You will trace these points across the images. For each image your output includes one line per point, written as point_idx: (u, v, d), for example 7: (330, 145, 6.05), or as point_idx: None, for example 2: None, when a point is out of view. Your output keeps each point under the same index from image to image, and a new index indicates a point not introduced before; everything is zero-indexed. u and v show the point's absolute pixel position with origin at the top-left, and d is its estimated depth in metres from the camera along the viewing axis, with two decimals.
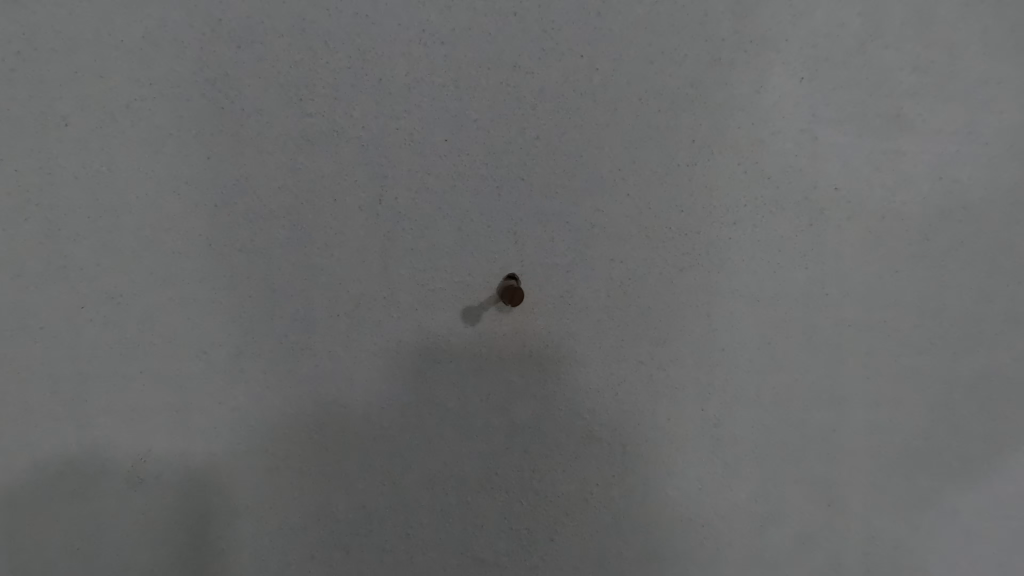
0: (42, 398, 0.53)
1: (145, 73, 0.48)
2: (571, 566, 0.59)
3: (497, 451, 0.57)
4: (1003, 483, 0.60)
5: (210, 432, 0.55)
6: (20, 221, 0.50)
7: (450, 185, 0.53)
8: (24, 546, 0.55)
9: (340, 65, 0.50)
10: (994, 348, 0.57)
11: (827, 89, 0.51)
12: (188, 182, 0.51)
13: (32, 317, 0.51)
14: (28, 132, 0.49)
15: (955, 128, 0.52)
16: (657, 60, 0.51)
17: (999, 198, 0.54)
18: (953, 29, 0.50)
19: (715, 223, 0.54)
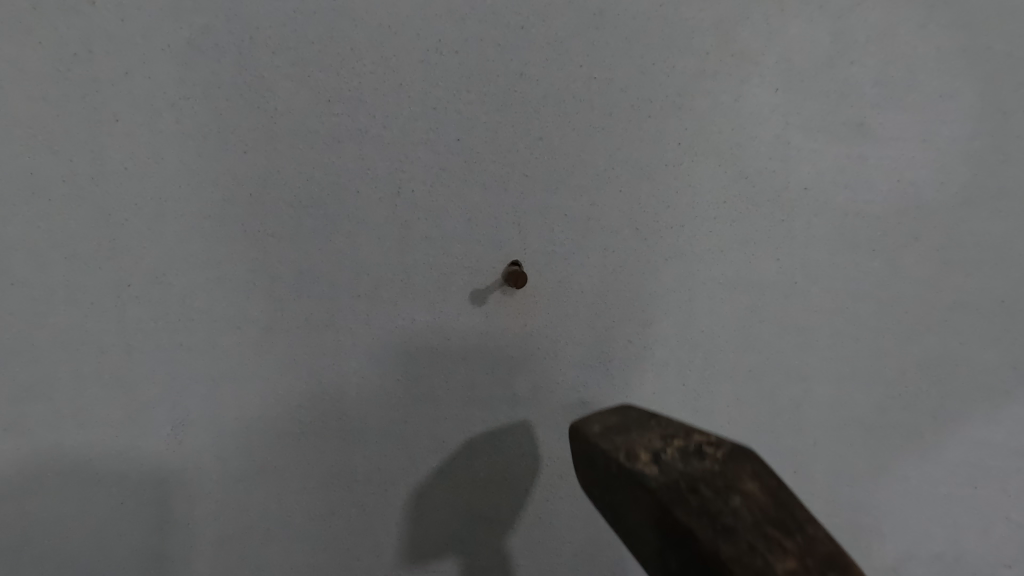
0: (90, 369, 0.60)
1: (190, 76, 0.54)
2: (564, 519, 0.69)
3: (499, 421, 0.65)
4: (958, 457, 0.65)
5: (243, 398, 0.62)
6: (74, 207, 0.56)
7: (461, 180, 0.59)
8: (75, 500, 0.62)
9: (365, 70, 0.56)
10: (949, 334, 0.63)
11: (798, 99, 0.59)
12: (227, 173, 0.57)
13: (83, 293, 0.58)
14: (82, 127, 0.55)
15: (912, 137, 0.60)
16: (649, 71, 0.57)
17: (952, 199, 0.61)
18: (910, 48, 0.57)
19: (698, 218, 0.61)
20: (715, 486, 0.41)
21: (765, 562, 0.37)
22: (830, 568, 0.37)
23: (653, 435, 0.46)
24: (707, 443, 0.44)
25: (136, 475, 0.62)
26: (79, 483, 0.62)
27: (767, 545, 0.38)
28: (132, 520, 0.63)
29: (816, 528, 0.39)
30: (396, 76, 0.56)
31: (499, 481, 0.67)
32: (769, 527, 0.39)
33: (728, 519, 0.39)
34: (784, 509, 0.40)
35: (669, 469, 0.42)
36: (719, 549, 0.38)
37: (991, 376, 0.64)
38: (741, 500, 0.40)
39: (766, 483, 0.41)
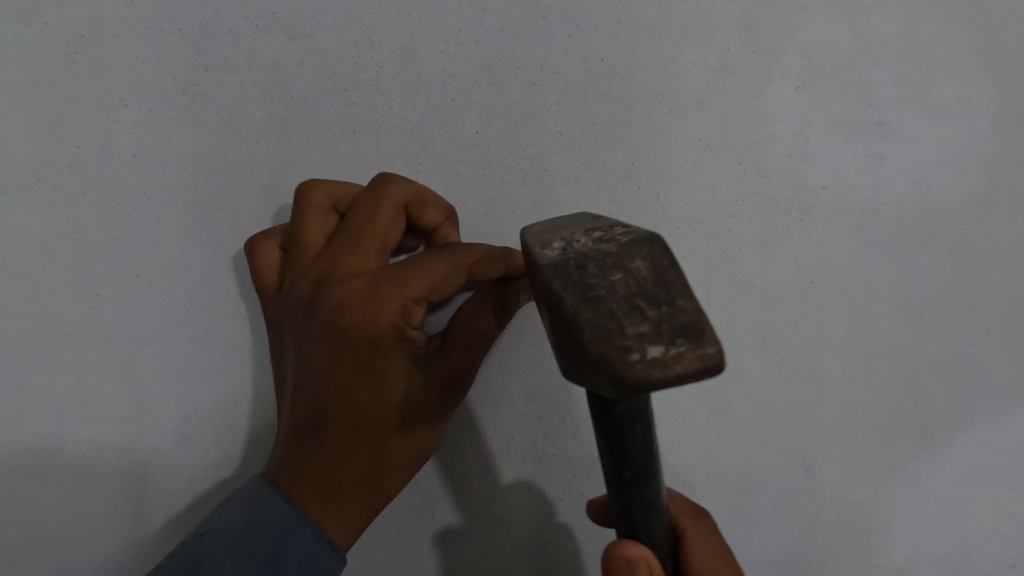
0: (93, 360, 0.61)
1: (202, 60, 0.56)
2: (580, 525, 0.65)
3: (514, 418, 0.64)
4: (968, 458, 0.65)
5: (253, 393, 0.61)
6: (80, 193, 0.59)
7: (479, 173, 0.59)
8: (73, 495, 0.63)
9: (383, 59, 0.57)
10: (962, 336, 0.62)
11: (818, 98, 0.58)
12: (240, 163, 0.58)
13: (88, 285, 0.60)
14: (91, 110, 0.57)
15: (930, 137, 0.58)
16: (670, 66, 0.57)
17: (966, 200, 0.59)
18: (930, 48, 0.57)
19: (715, 215, 0.60)
20: (599, 262, 0.30)
21: (617, 323, 0.27)
22: (684, 331, 0.27)
23: (582, 230, 0.34)
24: (624, 229, 0.33)
25: (135, 473, 0.63)
26: (77, 482, 0.63)
27: (626, 309, 0.28)
28: (127, 519, 0.63)
29: (691, 300, 0.28)
30: (414, 66, 0.57)
31: (512, 481, 0.65)
32: (636, 293, 0.28)
33: (598, 288, 0.29)
34: (669, 284, 0.29)
35: (568, 250, 0.32)
36: (571, 313, 0.28)
37: (1005, 378, 0.62)
38: (622, 274, 0.29)
39: (662, 264, 0.29)
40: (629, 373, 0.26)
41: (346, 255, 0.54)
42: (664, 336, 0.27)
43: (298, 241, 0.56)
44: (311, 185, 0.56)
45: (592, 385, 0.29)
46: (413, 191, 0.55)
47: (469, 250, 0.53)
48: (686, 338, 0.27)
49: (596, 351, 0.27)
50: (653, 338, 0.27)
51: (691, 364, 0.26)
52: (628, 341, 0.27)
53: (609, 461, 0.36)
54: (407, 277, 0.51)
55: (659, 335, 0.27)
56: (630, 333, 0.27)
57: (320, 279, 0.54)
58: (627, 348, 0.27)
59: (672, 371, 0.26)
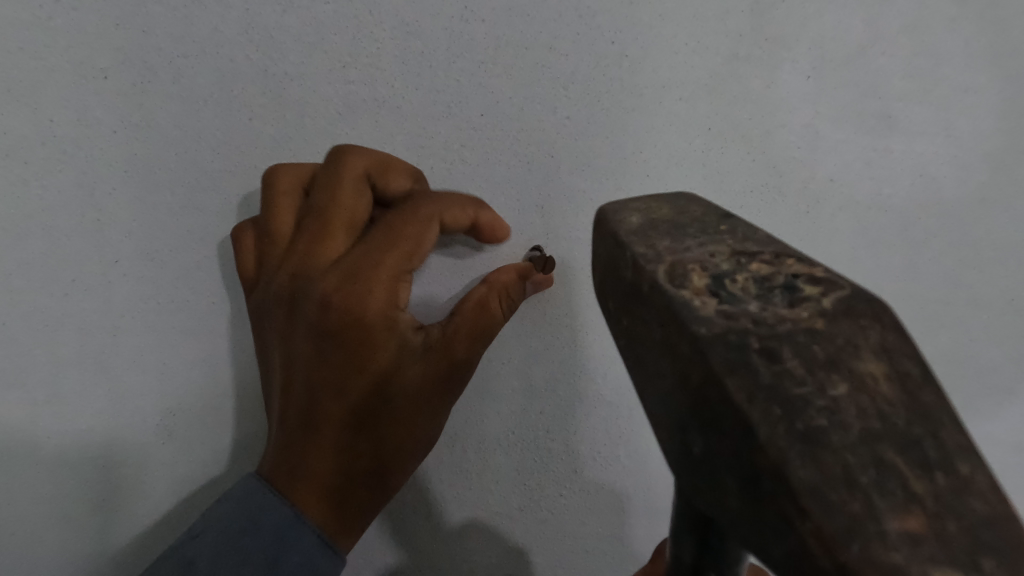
0: (70, 351, 0.60)
1: (189, 31, 0.53)
2: (581, 517, 0.67)
3: (515, 413, 0.63)
4: None
5: (248, 377, 0.62)
6: (56, 171, 0.56)
7: (483, 158, 0.57)
8: (52, 493, 0.63)
9: (383, 35, 0.54)
10: (960, 330, 0.61)
11: (830, 88, 0.55)
12: (231, 142, 0.56)
13: (64, 272, 0.58)
14: (66, 83, 0.54)
15: (938, 131, 0.56)
16: (681, 51, 0.55)
17: (970, 194, 0.57)
18: (941, 39, 0.53)
19: (723, 206, 0.59)
20: (808, 361, 0.25)
21: (865, 503, 0.23)
22: (981, 537, 0.22)
23: (722, 249, 0.30)
24: (806, 283, 0.28)
25: (118, 467, 0.63)
26: (55, 480, 0.62)
27: (877, 473, 0.23)
28: (112, 512, 0.64)
29: (976, 468, 0.23)
30: (416, 43, 0.54)
31: (512, 476, 0.65)
32: (884, 446, 0.23)
33: (820, 419, 0.24)
34: (917, 418, 0.24)
35: (737, 316, 0.27)
36: (788, 466, 0.23)
37: (1000, 372, 0.62)
38: (849, 390, 0.25)
39: (887, 361, 0.25)
40: None
41: (318, 243, 0.55)
42: (954, 547, 0.22)
43: (274, 230, 0.57)
44: (277, 168, 0.56)
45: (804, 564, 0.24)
46: (371, 158, 0.54)
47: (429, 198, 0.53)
48: (987, 551, 0.22)
49: (841, 557, 0.22)
50: (930, 542, 0.22)
51: None
52: (895, 556, 0.22)
53: (695, 513, 0.34)
54: (378, 261, 0.52)
55: (946, 544, 0.22)
56: (895, 533, 0.22)
57: (299, 271, 0.55)
58: (898, 569, 0.21)
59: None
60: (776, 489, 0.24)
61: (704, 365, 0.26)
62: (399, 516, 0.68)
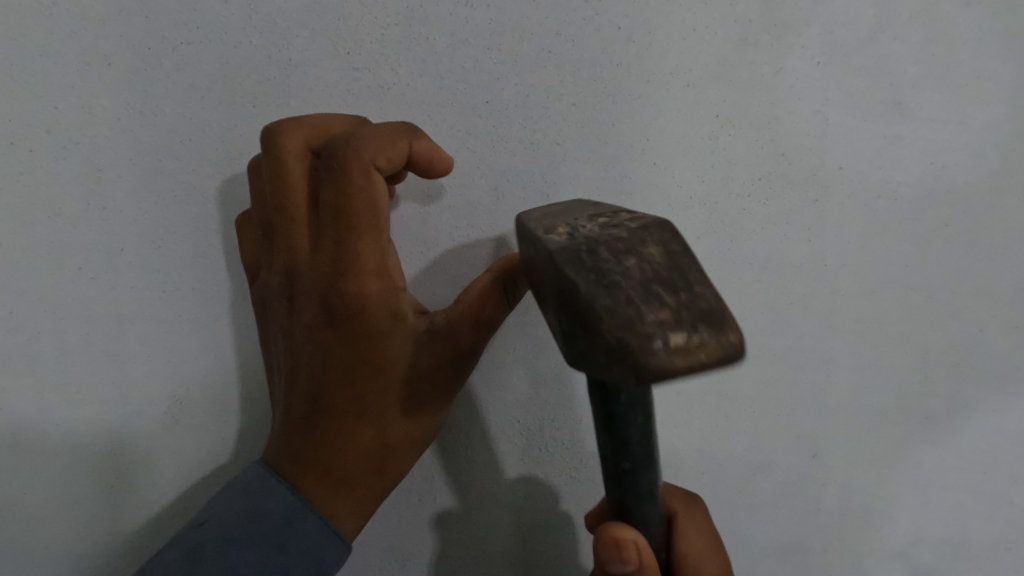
0: (77, 337, 0.60)
1: (193, 18, 0.53)
2: (583, 509, 0.66)
3: (520, 401, 0.63)
4: (970, 442, 0.64)
5: (253, 365, 0.62)
6: (60, 158, 0.56)
7: (488, 146, 0.57)
8: (58, 479, 0.63)
9: (387, 21, 0.53)
10: (970, 321, 0.60)
11: (840, 75, 0.54)
12: (235, 129, 0.56)
13: (70, 259, 0.58)
14: (70, 69, 0.54)
15: (948, 118, 0.55)
16: (688, 37, 0.54)
17: (981, 183, 0.56)
18: (952, 25, 0.53)
19: (729, 194, 0.58)
20: (613, 249, 0.32)
21: (636, 310, 0.28)
22: (705, 317, 0.27)
23: (583, 215, 0.37)
24: (629, 217, 0.35)
25: (124, 454, 0.63)
26: (61, 466, 0.63)
27: (644, 296, 0.29)
28: (118, 498, 0.64)
29: (707, 286, 0.29)
30: (420, 29, 0.54)
31: (515, 464, 0.65)
32: (656, 285, 0.29)
33: (615, 276, 0.30)
34: (681, 272, 0.30)
35: (576, 236, 0.34)
36: (594, 302, 0.29)
37: (1011, 364, 0.61)
38: (637, 261, 0.31)
39: (673, 248, 0.31)
40: (654, 362, 0.27)
41: (295, 237, 0.52)
42: (685, 322, 0.27)
43: (266, 227, 0.55)
44: (259, 164, 0.54)
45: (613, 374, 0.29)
46: (306, 127, 0.51)
47: (355, 153, 0.48)
48: (705, 323, 0.27)
49: (618, 339, 0.28)
50: (674, 325, 0.27)
51: (714, 351, 0.27)
52: (649, 328, 0.27)
53: (609, 454, 0.39)
54: (361, 252, 0.49)
55: (680, 321, 0.27)
56: (651, 321, 0.27)
57: (290, 267, 0.53)
58: (650, 335, 0.27)
59: (697, 358, 0.27)
60: (590, 325, 0.30)
61: (552, 264, 0.32)
62: (403, 505, 0.68)
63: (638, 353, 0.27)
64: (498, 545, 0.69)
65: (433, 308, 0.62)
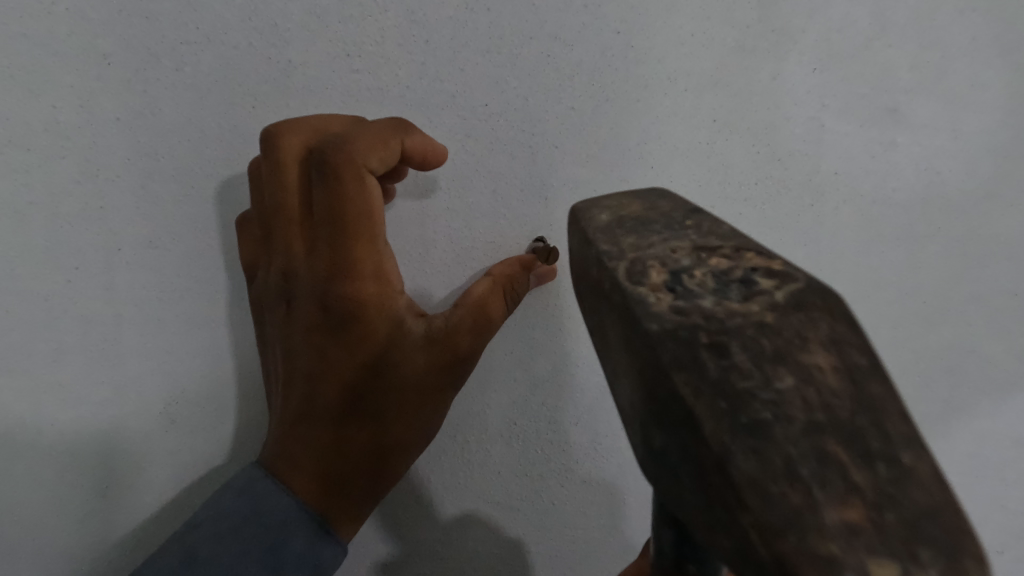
0: (73, 338, 0.60)
1: (193, 18, 0.53)
2: (580, 508, 0.67)
3: (518, 404, 0.63)
4: (962, 447, 0.65)
5: (251, 365, 0.62)
6: (58, 158, 0.56)
7: (487, 149, 0.57)
8: (53, 480, 0.63)
9: (387, 23, 0.54)
10: (963, 326, 0.61)
11: (836, 81, 0.55)
12: (234, 130, 0.56)
13: (67, 259, 0.58)
14: (69, 68, 0.53)
15: (943, 125, 0.56)
16: (686, 42, 0.54)
17: (974, 189, 0.57)
18: (947, 32, 0.53)
19: (726, 198, 0.58)
20: (756, 354, 0.25)
21: (806, 495, 0.22)
22: (921, 533, 0.21)
23: (683, 245, 0.30)
24: (769, 282, 0.28)
25: (120, 456, 0.63)
26: (56, 467, 0.62)
27: (815, 462, 0.23)
28: (113, 499, 0.64)
29: (919, 458, 0.23)
30: (420, 32, 0.54)
31: (513, 467, 0.65)
32: (831, 440, 0.23)
33: (764, 412, 0.24)
34: (867, 414, 0.24)
35: (690, 313, 0.27)
36: (730, 461, 0.23)
37: (1003, 369, 0.62)
38: (796, 383, 0.24)
39: (846, 361, 0.25)
40: None
41: (292, 240, 0.52)
42: (891, 541, 0.21)
43: (263, 229, 0.55)
44: (256, 165, 0.54)
45: (750, 560, 0.23)
46: (303, 130, 0.51)
47: (346, 157, 0.48)
48: (925, 544, 0.21)
49: (779, 548, 0.22)
50: (870, 537, 0.21)
51: None
52: (832, 547, 0.21)
53: (672, 553, 0.35)
54: (357, 257, 0.49)
55: (883, 536, 0.21)
56: (833, 524, 0.22)
57: (287, 270, 0.53)
58: (833, 556, 0.21)
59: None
60: (722, 483, 0.24)
61: (653, 356, 0.26)
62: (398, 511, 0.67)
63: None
64: (495, 545, 0.69)
65: (430, 309, 0.62)
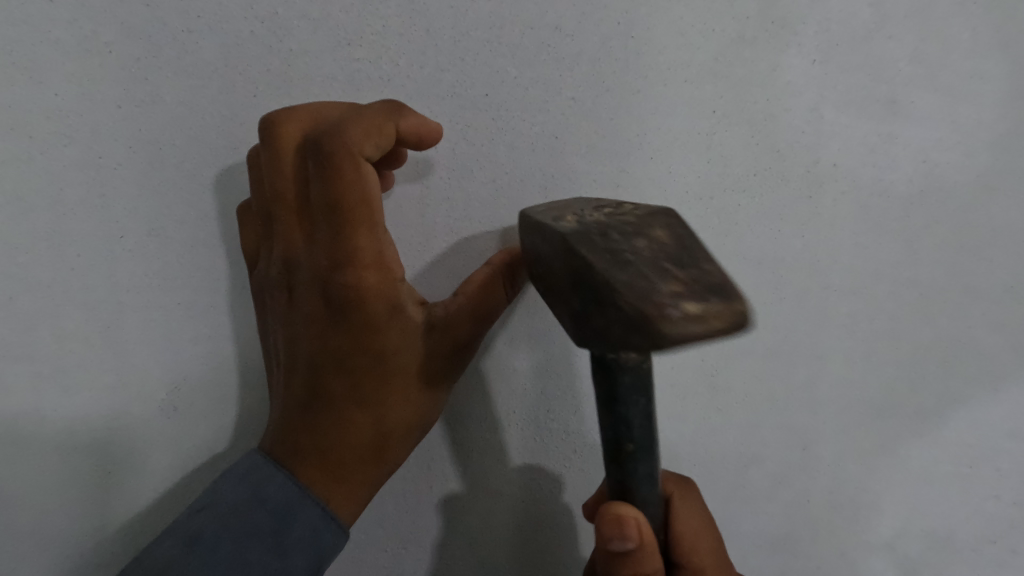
0: (75, 324, 0.60)
1: (194, 7, 0.53)
2: (578, 498, 0.67)
3: (516, 393, 0.64)
4: (957, 438, 0.65)
5: (252, 353, 0.63)
6: (61, 145, 0.56)
7: (487, 138, 0.57)
8: (56, 465, 0.63)
9: (388, 13, 0.54)
10: (960, 318, 0.61)
11: (835, 73, 0.55)
12: (235, 118, 0.56)
13: (69, 247, 0.58)
14: (71, 56, 0.54)
15: (942, 117, 0.56)
16: (686, 33, 0.54)
17: (972, 181, 0.57)
18: (946, 24, 0.53)
19: (725, 189, 0.59)
20: (623, 232, 0.38)
21: (652, 283, 0.34)
22: (715, 291, 0.33)
23: (587, 208, 0.43)
24: (629, 208, 0.42)
25: (122, 441, 0.64)
26: (59, 452, 0.63)
27: (656, 271, 0.35)
28: (116, 485, 0.65)
29: (713, 265, 0.36)
30: (421, 21, 0.54)
31: (511, 453, 0.66)
32: (665, 262, 0.36)
33: (627, 255, 0.36)
34: (685, 251, 0.37)
35: (589, 224, 0.39)
36: (611, 277, 0.35)
37: (999, 361, 0.62)
38: (645, 243, 0.37)
39: (676, 232, 0.38)
40: (674, 329, 0.32)
41: (294, 228, 0.53)
42: (697, 294, 0.33)
43: (264, 216, 0.55)
44: (257, 153, 0.54)
45: (637, 339, 0.34)
46: (302, 118, 0.51)
47: (343, 148, 0.48)
48: (716, 295, 0.33)
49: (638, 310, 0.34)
50: (688, 296, 0.33)
51: (727, 321, 0.32)
52: (664, 296, 0.33)
53: (612, 437, 0.41)
54: (357, 248, 0.49)
55: (693, 291, 0.33)
56: (665, 291, 0.34)
57: (289, 258, 0.53)
58: (667, 304, 0.33)
59: (713, 327, 0.32)
60: (612, 300, 0.35)
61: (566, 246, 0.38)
62: (400, 491, 0.70)
63: (658, 321, 0.33)
64: (494, 533, 0.70)
65: (431, 299, 0.62)
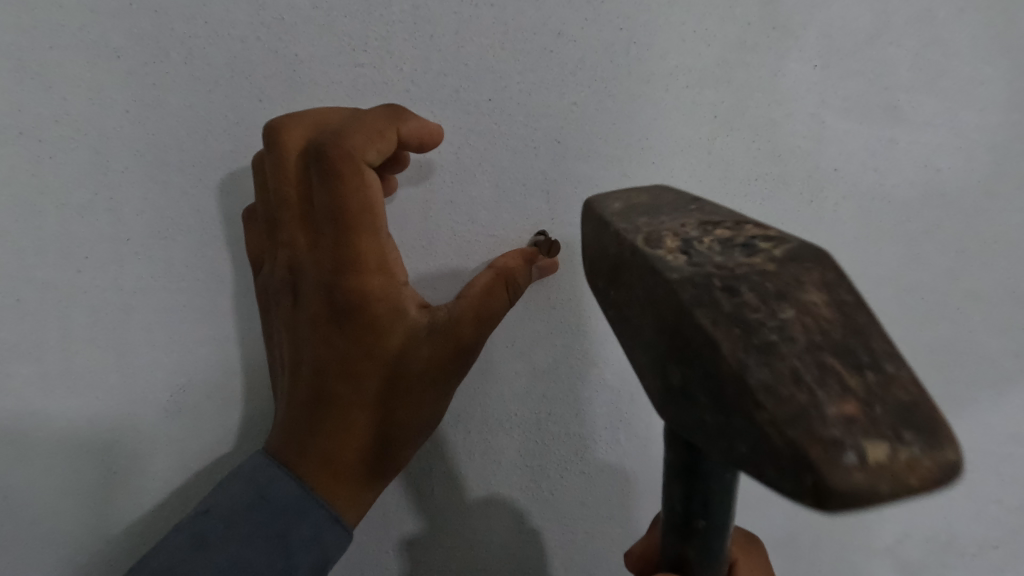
0: (82, 326, 0.61)
1: (202, 12, 0.54)
2: (579, 501, 0.67)
3: (518, 396, 0.64)
4: (958, 443, 0.65)
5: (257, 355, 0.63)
6: (70, 149, 0.56)
7: (491, 143, 0.58)
8: (62, 465, 0.64)
9: (393, 19, 0.54)
10: (962, 323, 0.61)
11: (836, 78, 0.55)
12: (241, 123, 0.57)
13: (77, 249, 0.59)
14: (80, 60, 0.54)
15: (942, 122, 0.56)
16: (688, 38, 0.55)
17: (973, 186, 0.57)
18: (946, 30, 0.54)
19: (727, 194, 0.59)
20: (762, 292, 0.27)
21: (810, 395, 0.24)
22: (909, 423, 0.23)
23: (689, 220, 0.32)
24: (762, 237, 0.29)
25: (128, 442, 0.64)
26: (66, 453, 0.64)
27: (819, 373, 0.24)
28: (121, 486, 0.65)
29: (901, 366, 0.24)
30: (425, 27, 0.55)
31: (514, 457, 0.66)
32: (828, 354, 0.25)
33: (770, 335, 0.25)
34: (858, 335, 0.25)
35: (700, 263, 0.29)
36: (744, 374, 0.25)
37: (1002, 366, 0.62)
38: (796, 313, 0.26)
39: (835, 295, 0.26)
40: (844, 483, 0.22)
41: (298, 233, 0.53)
42: (885, 429, 0.23)
43: (268, 221, 0.56)
44: (261, 158, 0.55)
45: (769, 472, 0.25)
46: (305, 123, 0.52)
47: (344, 150, 0.49)
48: (915, 432, 0.23)
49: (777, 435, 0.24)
50: (869, 428, 0.23)
51: (928, 475, 0.22)
52: (835, 433, 0.23)
53: (682, 509, 0.37)
54: (360, 250, 0.50)
55: (878, 426, 0.23)
56: (834, 417, 0.23)
57: (293, 262, 0.54)
58: (837, 444, 0.23)
59: (908, 484, 0.22)
60: (734, 400, 0.25)
61: (672, 302, 0.28)
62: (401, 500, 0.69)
63: (822, 466, 0.23)
64: (496, 538, 0.70)
65: (434, 301, 0.62)
